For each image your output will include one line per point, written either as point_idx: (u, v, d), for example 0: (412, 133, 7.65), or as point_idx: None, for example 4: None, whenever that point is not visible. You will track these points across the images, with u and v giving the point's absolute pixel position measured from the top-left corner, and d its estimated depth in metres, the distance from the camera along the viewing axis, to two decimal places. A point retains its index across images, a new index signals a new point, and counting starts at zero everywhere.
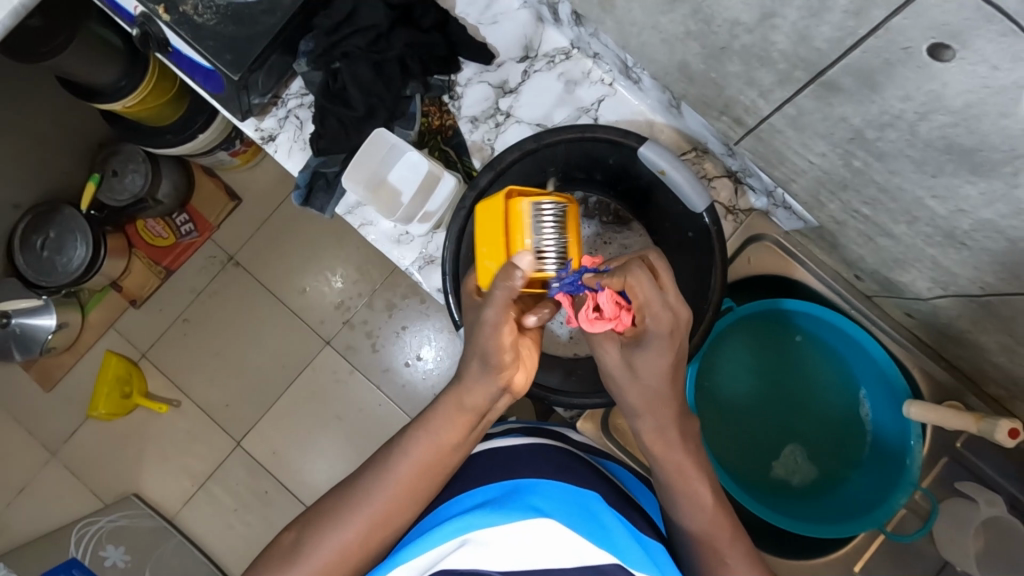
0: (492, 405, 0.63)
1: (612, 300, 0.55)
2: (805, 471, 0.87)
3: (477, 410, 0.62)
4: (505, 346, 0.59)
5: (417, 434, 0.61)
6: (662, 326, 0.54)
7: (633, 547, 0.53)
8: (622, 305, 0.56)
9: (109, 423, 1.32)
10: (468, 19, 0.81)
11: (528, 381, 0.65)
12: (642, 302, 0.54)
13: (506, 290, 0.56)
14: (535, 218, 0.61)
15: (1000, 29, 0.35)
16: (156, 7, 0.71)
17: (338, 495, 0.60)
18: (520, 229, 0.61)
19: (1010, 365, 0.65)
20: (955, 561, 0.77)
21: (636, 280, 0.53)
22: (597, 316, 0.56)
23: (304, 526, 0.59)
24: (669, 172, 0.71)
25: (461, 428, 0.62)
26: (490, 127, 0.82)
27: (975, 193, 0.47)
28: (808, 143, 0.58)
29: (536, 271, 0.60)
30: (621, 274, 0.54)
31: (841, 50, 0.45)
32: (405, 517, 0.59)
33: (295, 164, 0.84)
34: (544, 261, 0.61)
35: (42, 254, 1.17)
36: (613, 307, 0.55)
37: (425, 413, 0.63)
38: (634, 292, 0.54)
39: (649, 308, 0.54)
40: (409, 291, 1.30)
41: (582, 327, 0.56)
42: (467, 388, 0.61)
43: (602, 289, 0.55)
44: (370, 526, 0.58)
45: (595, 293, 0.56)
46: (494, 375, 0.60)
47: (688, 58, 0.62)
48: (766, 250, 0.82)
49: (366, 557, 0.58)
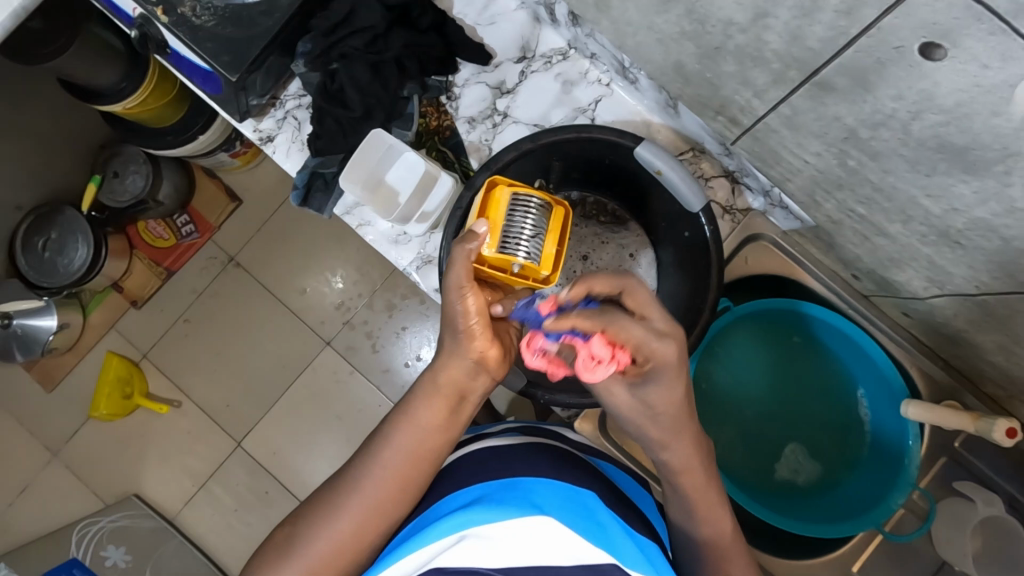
0: (471, 383, 0.63)
1: (604, 344, 0.55)
2: (806, 472, 0.87)
3: (454, 387, 0.63)
4: (471, 312, 0.61)
5: (401, 420, 0.62)
6: (665, 364, 0.55)
7: (629, 546, 0.53)
8: (615, 345, 0.56)
9: (109, 424, 1.33)
10: (465, 20, 0.81)
11: (507, 364, 0.65)
12: (633, 342, 0.55)
13: (464, 251, 0.62)
14: (516, 207, 0.68)
15: (990, 28, 0.35)
16: (155, 9, 0.72)
17: (330, 490, 0.60)
18: (497, 214, 0.67)
19: (1007, 365, 0.65)
20: (953, 561, 0.77)
21: (615, 325, 0.54)
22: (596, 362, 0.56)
23: (297, 521, 0.59)
24: (665, 171, 0.71)
25: (440, 409, 0.62)
26: (487, 127, 0.82)
27: (968, 192, 0.48)
28: (804, 143, 0.58)
29: (495, 250, 0.66)
30: (602, 319, 0.55)
31: (834, 50, 0.45)
32: (397, 507, 0.59)
33: (294, 165, 0.84)
34: (512, 248, 0.66)
35: (43, 255, 1.17)
36: (607, 350, 0.55)
37: (405, 400, 0.64)
38: (617, 335, 0.55)
39: (645, 347, 0.55)
40: (409, 292, 1.30)
41: (582, 375, 0.56)
42: (443, 366, 0.63)
43: (592, 337, 0.55)
44: (362, 518, 0.58)
45: (584, 342, 0.55)
46: (466, 345, 0.62)
47: (683, 58, 0.62)
48: (764, 250, 0.82)
49: (360, 551, 0.58)
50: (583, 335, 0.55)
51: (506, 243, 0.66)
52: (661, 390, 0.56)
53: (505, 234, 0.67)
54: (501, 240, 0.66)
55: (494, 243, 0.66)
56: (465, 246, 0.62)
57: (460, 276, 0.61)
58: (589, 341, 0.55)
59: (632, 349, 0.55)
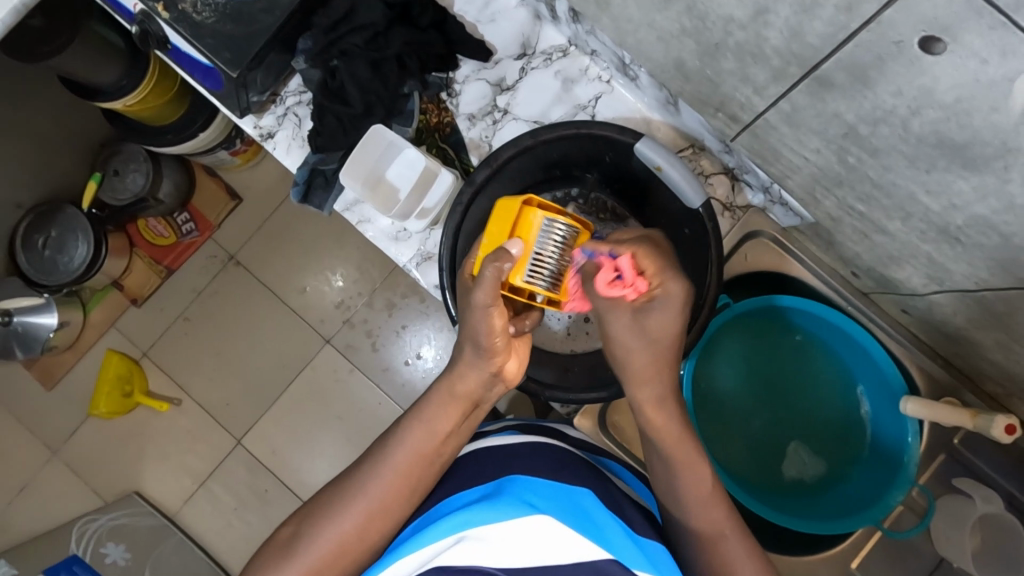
0: (485, 393, 0.65)
1: (631, 265, 0.57)
2: (810, 471, 0.87)
3: (469, 397, 0.64)
4: (496, 331, 0.61)
5: (412, 425, 0.62)
6: (675, 298, 0.57)
7: (626, 543, 0.53)
8: (638, 272, 0.58)
9: (109, 422, 1.33)
10: (466, 17, 0.81)
11: (520, 373, 0.66)
12: (654, 268, 0.57)
13: (497, 270, 0.58)
14: (545, 229, 0.64)
15: (989, 23, 0.35)
16: (156, 6, 0.72)
17: (335, 489, 0.60)
18: (527, 237, 0.64)
19: (1006, 362, 0.65)
20: (953, 558, 0.77)
21: (644, 248, 0.57)
22: (615, 282, 0.58)
23: (302, 520, 0.59)
24: (664, 168, 0.71)
25: (453, 415, 0.63)
26: (487, 124, 0.83)
27: (967, 188, 0.48)
28: (803, 140, 0.58)
29: (523, 280, 0.63)
30: (632, 243, 0.58)
31: (833, 46, 0.46)
32: (403, 508, 0.59)
33: (294, 162, 0.84)
34: (536, 276, 0.63)
35: (43, 253, 1.18)
36: (630, 271, 0.57)
37: (418, 404, 0.64)
38: (643, 259, 0.57)
39: (663, 272, 0.57)
40: (409, 291, 1.30)
41: (598, 290, 0.58)
42: (460, 375, 0.63)
43: (620, 254, 0.57)
44: (368, 520, 0.58)
45: (612, 259, 0.58)
46: (486, 359, 0.62)
47: (684, 55, 0.62)
48: (763, 247, 0.83)
49: (364, 550, 0.58)
50: (613, 254, 0.58)
51: (531, 270, 0.63)
52: (662, 320, 0.58)
53: (532, 262, 0.64)
54: (529, 268, 0.63)
55: (522, 272, 0.63)
56: (497, 266, 0.58)
57: (487, 293, 0.59)
58: (616, 259, 0.58)
59: (652, 279, 0.57)
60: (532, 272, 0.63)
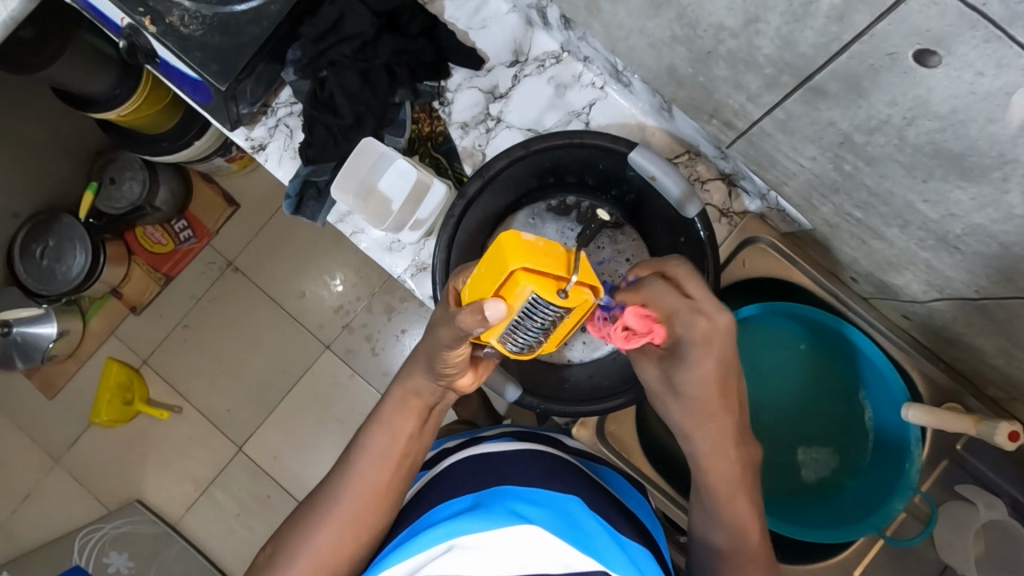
0: (439, 398, 0.63)
1: (639, 318, 0.51)
2: (826, 469, 0.86)
3: (422, 400, 0.62)
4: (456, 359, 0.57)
5: (372, 430, 0.62)
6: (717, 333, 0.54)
7: (614, 552, 0.52)
8: (651, 319, 0.52)
9: (110, 431, 1.33)
10: (457, 24, 0.81)
11: (474, 383, 0.64)
12: (665, 314, 0.54)
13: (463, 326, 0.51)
14: (539, 306, 0.48)
15: (984, 35, 0.34)
16: (142, 18, 0.71)
17: (309, 505, 0.61)
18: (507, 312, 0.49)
19: (1008, 367, 0.64)
20: (955, 565, 0.77)
21: (653, 292, 0.54)
22: (631, 334, 0.51)
23: (280, 540, 0.60)
24: (659, 177, 0.71)
25: (411, 419, 0.62)
26: (480, 132, 0.82)
27: (965, 198, 0.47)
28: (799, 147, 0.57)
29: (494, 340, 0.53)
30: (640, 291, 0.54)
31: (826, 55, 0.45)
32: (374, 521, 0.59)
33: (286, 173, 0.84)
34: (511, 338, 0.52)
35: (41, 263, 1.17)
36: (643, 323, 0.51)
37: (376, 413, 0.64)
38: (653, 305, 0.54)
39: (675, 318, 0.54)
40: (408, 295, 1.29)
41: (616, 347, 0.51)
42: (409, 377, 0.62)
43: (627, 309, 0.51)
44: (340, 536, 0.58)
45: (620, 313, 0.51)
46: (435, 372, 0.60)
47: (677, 62, 0.61)
48: (762, 252, 0.80)
49: (341, 565, 0.58)
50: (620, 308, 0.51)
51: (508, 336, 0.52)
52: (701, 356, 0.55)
53: (511, 330, 0.51)
54: (504, 333, 0.51)
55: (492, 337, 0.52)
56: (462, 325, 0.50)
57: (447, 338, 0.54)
58: (624, 313, 0.51)
59: (664, 322, 0.54)
60: (506, 337, 0.52)
